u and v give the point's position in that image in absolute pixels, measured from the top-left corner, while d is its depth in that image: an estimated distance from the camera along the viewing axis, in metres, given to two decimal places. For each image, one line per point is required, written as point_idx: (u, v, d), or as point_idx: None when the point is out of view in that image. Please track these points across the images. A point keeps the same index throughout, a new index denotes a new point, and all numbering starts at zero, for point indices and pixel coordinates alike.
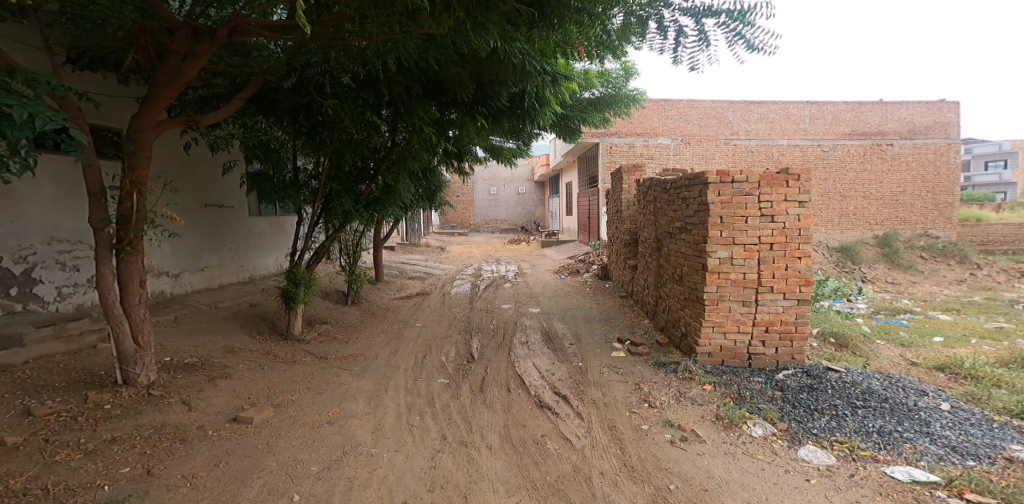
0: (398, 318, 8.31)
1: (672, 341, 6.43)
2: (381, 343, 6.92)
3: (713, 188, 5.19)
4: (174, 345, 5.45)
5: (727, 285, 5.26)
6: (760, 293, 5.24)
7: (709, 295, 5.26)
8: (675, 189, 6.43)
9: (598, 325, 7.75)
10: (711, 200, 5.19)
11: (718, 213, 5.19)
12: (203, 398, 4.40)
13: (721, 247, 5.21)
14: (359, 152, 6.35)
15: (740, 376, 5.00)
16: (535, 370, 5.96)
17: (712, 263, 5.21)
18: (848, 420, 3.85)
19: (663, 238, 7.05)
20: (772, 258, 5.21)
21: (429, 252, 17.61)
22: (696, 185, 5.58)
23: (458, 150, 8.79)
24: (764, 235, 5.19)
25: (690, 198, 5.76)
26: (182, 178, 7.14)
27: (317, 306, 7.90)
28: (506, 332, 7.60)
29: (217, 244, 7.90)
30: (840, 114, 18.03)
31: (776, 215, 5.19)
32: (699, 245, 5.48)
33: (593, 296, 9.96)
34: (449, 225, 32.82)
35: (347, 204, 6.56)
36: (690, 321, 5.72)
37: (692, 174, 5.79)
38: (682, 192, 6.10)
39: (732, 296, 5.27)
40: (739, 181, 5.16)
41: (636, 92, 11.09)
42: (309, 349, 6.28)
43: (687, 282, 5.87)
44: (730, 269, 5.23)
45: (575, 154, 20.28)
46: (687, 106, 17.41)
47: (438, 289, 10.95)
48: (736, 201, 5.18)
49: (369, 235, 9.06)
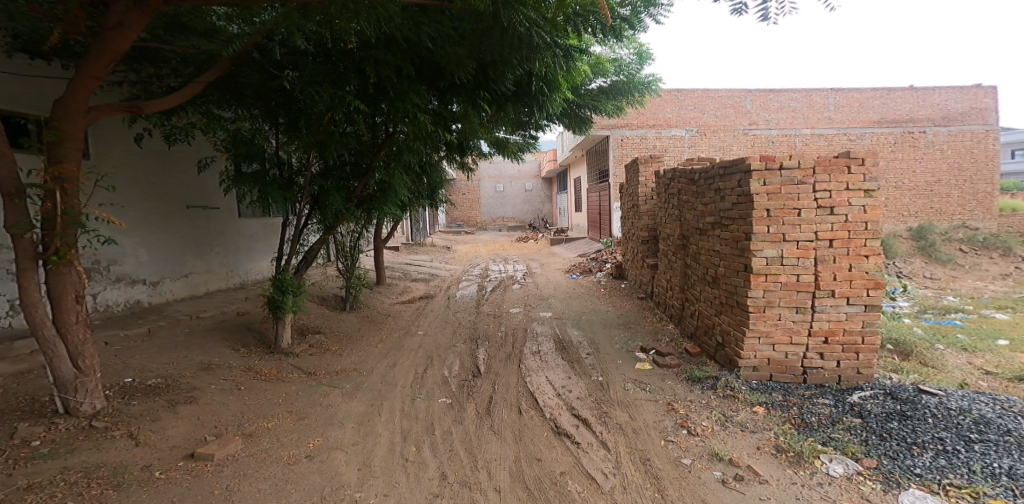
0: (399, 325, 7.62)
1: (706, 350, 5.63)
2: (379, 355, 6.24)
3: (756, 176, 4.40)
4: (138, 363, 4.78)
5: (777, 289, 4.45)
6: (818, 299, 4.41)
7: (754, 301, 4.47)
8: (705, 179, 5.63)
9: (618, 331, 6.99)
10: (755, 190, 4.40)
11: (764, 205, 4.40)
12: (156, 432, 3.72)
13: (767, 246, 4.42)
14: (348, 145, 5.69)
15: (800, 397, 4.17)
16: (550, 386, 5.25)
17: (758, 264, 4.42)
18: (963, 458, 3.01)
19: (691, 236, 6.23)
20: (833, 257, 4.37)
21: (435, 252, 16.94)
22: (734, 173, 4.79)
23: (459, 144, 8.05)
24: (822, 230, 4.36)
25: (726, 189, 4.96)
26: (152, 175, 6.44)
27: (309, 312, 7.24)
28: (515, 340, 6.87)
29: (202, 249, 7.26)
30: (867, 102, 16.92)
31: (837, 207, 4.35)
32: (739, 243, 4.67)
33: (609, 298, 9.18)
34: (456, 224, 32.28)
35: (339, 202, 5.84)
36: (731, 331, 4.90)
37: (728, 160, 5.00)
38: (714, 184, 5.31)
39: (783, 301, 4.46)
40: (788, 168, 4.37)
41: (649, 79, 10.17)
42: (297, 364, 5.59)
43: (724, 286, 5.06)
44: (779, 271, 4.42)
45: (586, 148, 19.44)
46: (705, 96, 16.47)
47: (443, 292, 10.26)
48: (786, 190, 4.37)
49: (366, 237, 8.36)
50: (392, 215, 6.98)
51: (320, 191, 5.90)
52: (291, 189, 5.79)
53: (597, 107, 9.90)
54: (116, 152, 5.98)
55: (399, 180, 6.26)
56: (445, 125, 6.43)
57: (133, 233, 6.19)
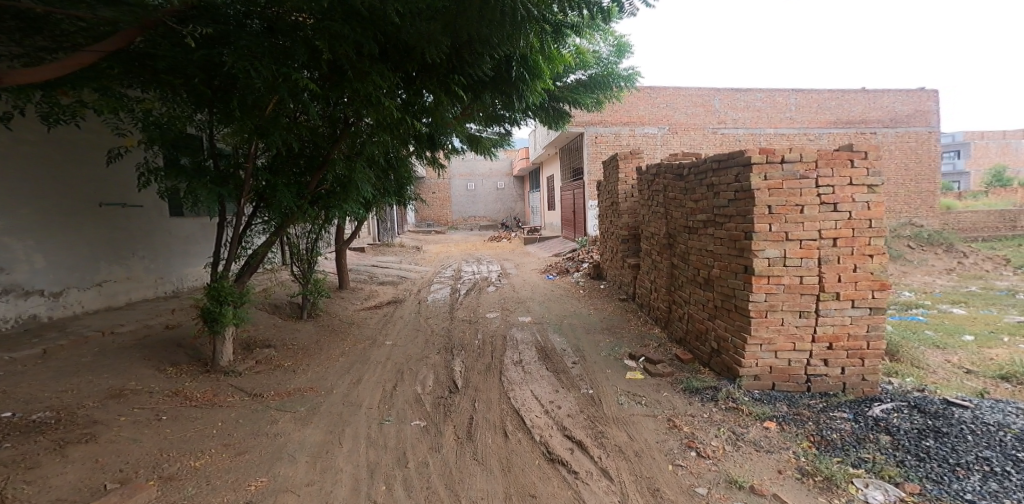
0: (364, 335, 6.92)
1: (698, 356, 5.27)
2: (341, 370, 5.55)
3: (757, 169, 4.04)
4: (25, 394, 3.98)
5: (779, 292, 4.10)
6: (823, 302, 4.09)
7: (756, 305, 4.11)
8: (695, 175, 5.26)
9: (602, 336, 6.57)
10: (755, 186, 4.04)
11: (765, 201, 4.04)
12: (33, 481, 3.02)
13: (769, 245, 4.06)
14: (297, 131, 4.98)
15: (815, 410, 3.84)
16: (535, 402, 4.76)
17: (759, 265, 4.06)
18: (1015, 482, 2.81)
19: (679, 236, 5.85)
20: (837, 257, 4.05)
21: (400, 252, 16.15)
22: (731, 167, 4.42)
23: (428, 137, 7.39)
24: (826, 228, 4.04)
25: (721, 185, 4.59)
26: (50, 166, 5.60)
27: (256, 322, 6.43)
28: (493, 348, 6.34)
29: (122, 252, 6.44)
30: (825, 103, 17.32)
31: (840, 204, 4.03)
32: (738, 242, 4.30)
33: (588, 300, 8.77)
34: (425, 223, 31.37)
35: (287, 198, 5.09)
36: (729, 337, 4.53)
37: (722, 153, 4.62)
38: (707, 180, 4.93)
39: (787, 305, 4.11)
40: (790, 160, 4.02)
41: (628, 72, 9.85)
42: (239, 385, 4.82)
43: (719, 289, 4.69)
44: (782, 273, 4.08)
45: (554, 145, 19.09)
46: (673, 94, 16.41)
47: (412, 295, 9.57)
48: (788, 185, 4.03)
49: (325, 237, 7.59)
50: (353, 213, 6.26)
51: (265, 186, 5.13)
52: (229, 184, 4.92)
53: (577, 102, 9.47)
54: (6, 140, 5.18)
55: (360, 174, 5.54)
56: (414, 114, 5.80)
57: (26, 237, 5.34)
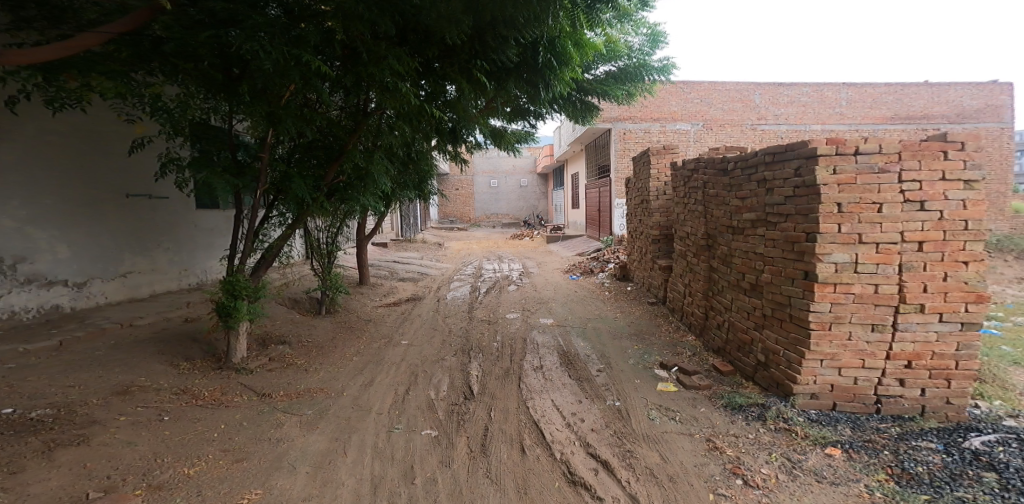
0: (381, 333, 6.66)
1: (739, 368, 4.73)
2: (352, 370, 5.27)
3: (824, 161, 3.52)
4: (30, 389, 3.83)
5: (849, 303, 3.55)
6: (903, 315, 3.50)
7: (820, 317, 3.58)
8: (742, 169, 4.72)
9: (630, 343, 6.09)
10: (822, 180, 3.51)
11: (834, 198, 3.50)
12: (12, 488, 2.83)
13: (838, 248, 3.52)
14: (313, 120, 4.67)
15: (890, 437, 3.34)
16: (556, 413, 4.34)
17: (825, 272, 3.53)
18: None
19: (720, 236, 5.28)
20: (923, 264, 3.45)
21: (424, 249, 15.97)
22: (790, 159, 3.88)
23: (447, 129, 7.04)
24: (909, 230, 3.44)
25: (775, 180, 4.06)
26: (75, 157, 5.51)
27: (272, 316, 6.24)
28: (512, 353, 5.95)
29: (147, 244, 6.36)
30: (878, 97, 15.99)
31: (929, 202, 3.42)
32: (799, 244, 3.75)
33: (616, 302, 8.27)
34: (449, 221, 31.24)
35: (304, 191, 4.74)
36: (784, 351, 3.96)
37: (777, 146, 4.09)
38: (758, 174, 4.38)
39: (857, 317, 3.56)
40: (865, 152, 3.48)
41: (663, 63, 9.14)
42: (251, 383, 4.61)
43: (771, 295, 4.14)
44: (852, 281, 3.53)
45: (584, 142, 18.55)
46: (708, 89, 15.56)
47: (432, 293, 9.30)
48: (862, 181, 3.47)
49: (345, 232, 7.37)
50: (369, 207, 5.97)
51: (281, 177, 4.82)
52: (244, 177, 4.62)
53: (607, 94, 9.01)
54: (28, 130, 5.08)
55: (379, 166, 5.16)
56: (434, 104, 5.46)
57: (48, 227, 5.27)
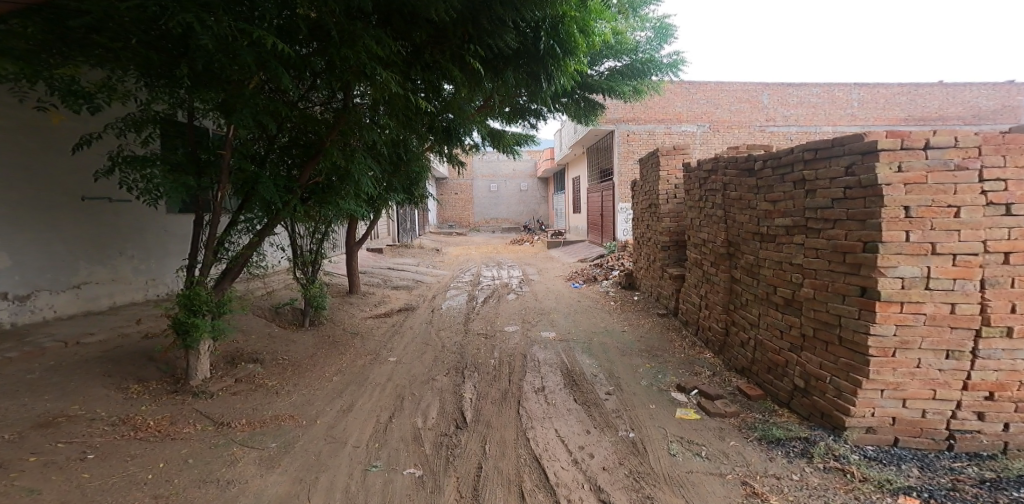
0: (367, 348, 6.09)
1: (769, 392, 4.14)
2: (331, 392, 4.69)
3: (886, 156, 3.03)
4: None
5: (920, 324, 3.03)
6: (984, 339, 2.99)
7: (886, 340, 3.06)
8: (768, 169, 4.14)
9: (641, 360, 5.52)
10: (884, 179, 3.01)
11: (900, 200, 3.00)
12: None
13: (905, 260, 3.01)
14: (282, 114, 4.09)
15: (975, 484, 2.80)
16: (563, 446, 3.76)
17: (889, 288, 3.02)
18: None
19: (741, 244, 4.69)
20: (1008, 279, 2.94)
21: (420, 254, 15.42)
22: (839, 156, 3.34)
23: (438, 126, 6.45)
24: (992, 238, 2.94)
25: (818, 181, 3.51)
26: (21, 154, 4.93)
27: (244, 329, 5.63)
28: (510, 371, 5.38)
29: (108, 251, 5.80)
30: (893, 97, 15.36)
31: (1016, 205, 2.92)
32: (853, 255, 3.20)
33: (622, 313, 7.68)
34: (447, 225, 30.72)
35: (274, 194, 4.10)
36: (832, 378, 3.38)
37: (818, 141, 3.54)
38: (791, 174, 3.81)
39: (929, 342, 3.04)
40: (937, 145, 2.99)
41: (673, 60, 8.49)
42: (208, 411, 3.99)
43: (813, 313, 3.56)
44: (923, 299, 3.02)
45: (585, 145, 18.02)
46: (715, 89, 14.96)
47: (426, 302, 8.73)
48: (933, 180, 2.98)
49: (330, 238, 6.83)
50: (353, 211, 5.39)
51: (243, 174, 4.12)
52: (205, 176, 3.98)
53: (613, 93, 8.46)
54: None
55: (359, 165, 4.57)
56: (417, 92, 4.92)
57: None
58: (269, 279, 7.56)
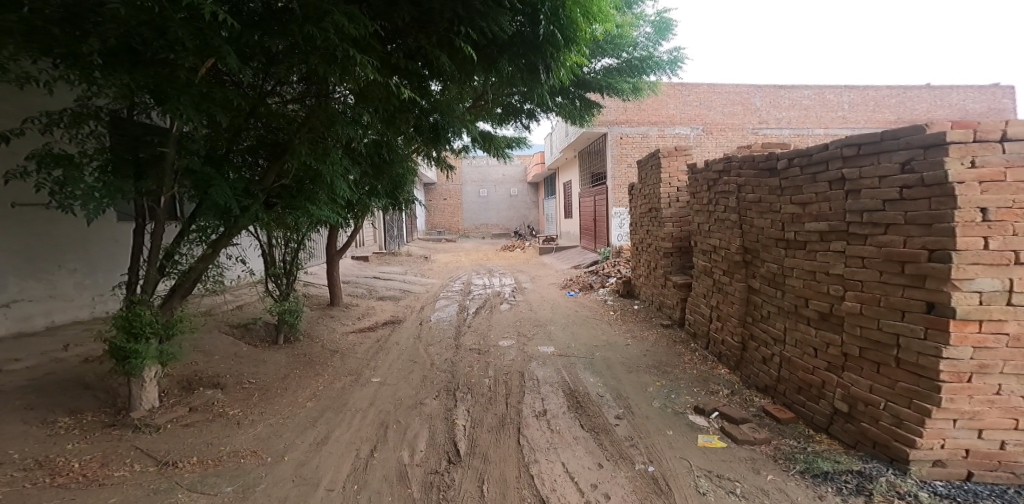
0: (348, 367, 5.52)
1: (801, 414, 3.67)
2: (305, 421, 4.14)
3: (957, 150, 2.57)
4: None
5: (1001, 346, 2.59)
6: None
7: (962, 364, 2.60)
8: (793, 167, 3.69)
9: (650, 377, 5.05)
10: (954, 176, 2.55)
11: (975, 201, 2.53)
12: None
13: (983, 271, 2.56)
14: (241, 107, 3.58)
15: None
16: (572, 483, 3.27)
17: (965, 304, 2.56)
18: None
19: (761, 252, 4.22)
20: None
21: (408, 262, 14.88)
22: (890, 151, 2.88)
23: (424, 125, 5.92)
24: None
25: (862, 180, 3.04)
26: None
27: (192, 351, 4.96)
28: (507, 393, 4.87)
29: (44, 265, 5.20)
30: (883, 100, 15.12)
31: None
32: (915, 265, 2.74)
33: (623, 324, 7.21)
34: (435, 231, 30.16)
35: (231, 197, 3.57)
36: (887, 403, 2.91)
37: (859, 135, 3.09)
38: (826, 173, 3.34)
39: (1011, 366, 2.61)
40: (1013, 139, 2.55)
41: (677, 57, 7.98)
42: (148, 449, 3.42)
43: (859, 330, 3.09)
44: (1006, 317, 2.57)
45: (576, 149, 17.64)
46: (708, 91, 14.63)
47: (413, 314, 8.18)
48: (1009, 178, 2.54)
49: (307, 248, 6.30)
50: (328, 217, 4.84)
51: (191, 173, 3.57)
52: (143, 182, 3.47)
53: (608, 91, 8.02)
54: None
55: (332, 162, 4.02)
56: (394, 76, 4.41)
57: None
58: (238, 294, 7.02)
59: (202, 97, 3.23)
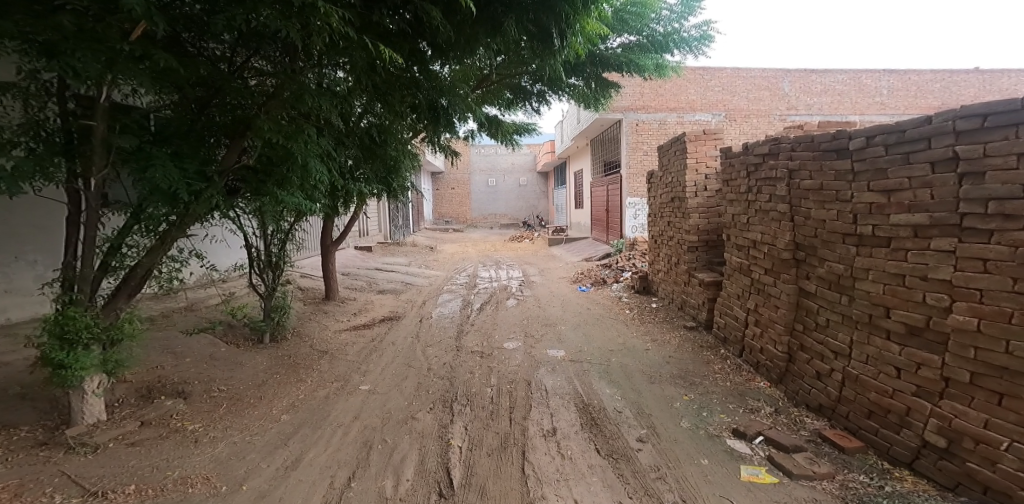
0: (335, 371, 4.96)
1: (871, 443, 3.06)
2: (275, 438, 3.58)
3: None
4: None
5: None
6: None
7: None
8: (874, 145, 3.00)
9: (676, 390, 4.41)
10: None
11: None
12: None
13: None
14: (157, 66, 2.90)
15: None
16: None
17: None
18: None
19: (821, 249, 3.55)
20: None
21: (413, 252, 14.34)
22: None
23: (426, 106, 5.32)
24: None
25: (985, 160, 2.35)
26: None
27: (148, 350, 4.45)
28: (511, 406, 4.27)
29: None
30: (926, 85, 14.13)
31: None
32: None
33: (642, 325, 6.57)
34: (444, 221, 29.61)
35: (182, 180, 2.95)
36: (1013, 444, 2.28)
37: (981, 102, 2.39)
38: (927, 151, 2.65)
39: None
40: None
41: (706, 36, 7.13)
42: (77, 474, 2.88)
43: (972, 352, 2.43)
44: None
45: (590, 136, 16.88)
46: (732, 75, 13.75)
47: (414, 310, 7.61)
48: None
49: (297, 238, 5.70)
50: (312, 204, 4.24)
51: (129, 152, 2.96)
52: (76, 162, 2.88)
53: (627, 70, 7.29)
54: None
55: (303, 140, 3.39)
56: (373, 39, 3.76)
57: None
58: (225, 289, 6.48)
59: (121, 54, 2.61)
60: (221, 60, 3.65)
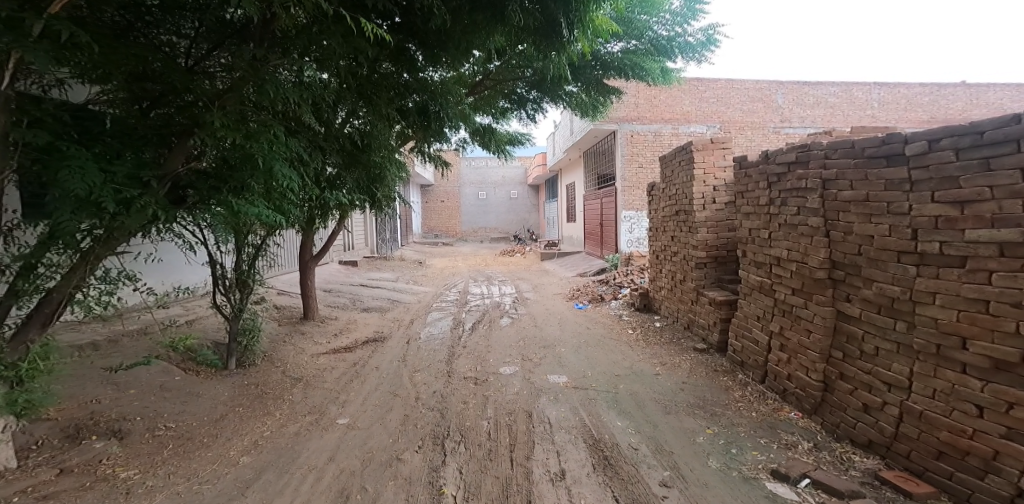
0: (309, 403, 4.39)
1: (941, 488, 2.62)
2: (231, 490, 3.00)
3: None
4: None
5: None
6: None
7: None
8: (937, 149, 2.62)
9: (694, 422, 3.90)
10: None
11: None
12: None
13: None
14: (81, 42, 2.40)
15: None
16: None
17: None
18: None
19: (866, 268, 3.13)
20: None
21: (400, 267, 13.76)
22: None
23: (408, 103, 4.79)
24: None
25: None
26: None
27: (76, 383, 3.93)
28: (510, 443, 3.74)
29: None
30: (916, 99, 14.04)
31: None
32: None
33: (647, 346, 6.09)
34: (432, 235, 29.07)
35: (107, 186, 2.45)
36: None
37: None
38: (1015, 156, 2.28)
39: None
40: None
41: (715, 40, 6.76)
42: None
43: None
44: None
45: (581, 148, 16.58)
46: (726, 87, 13.54)
47: (401, 329, 7.06)
48: None
49: (268, 255, 5.21)
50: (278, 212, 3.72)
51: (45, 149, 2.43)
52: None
53: (632, 74, 6.92)
54: None
55: (259, 146, 2.94)
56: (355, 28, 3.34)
57: None
58: (190, 319, 5.95)
59: (29, 28, 2.10)
60: (172, 47, 3.15)
